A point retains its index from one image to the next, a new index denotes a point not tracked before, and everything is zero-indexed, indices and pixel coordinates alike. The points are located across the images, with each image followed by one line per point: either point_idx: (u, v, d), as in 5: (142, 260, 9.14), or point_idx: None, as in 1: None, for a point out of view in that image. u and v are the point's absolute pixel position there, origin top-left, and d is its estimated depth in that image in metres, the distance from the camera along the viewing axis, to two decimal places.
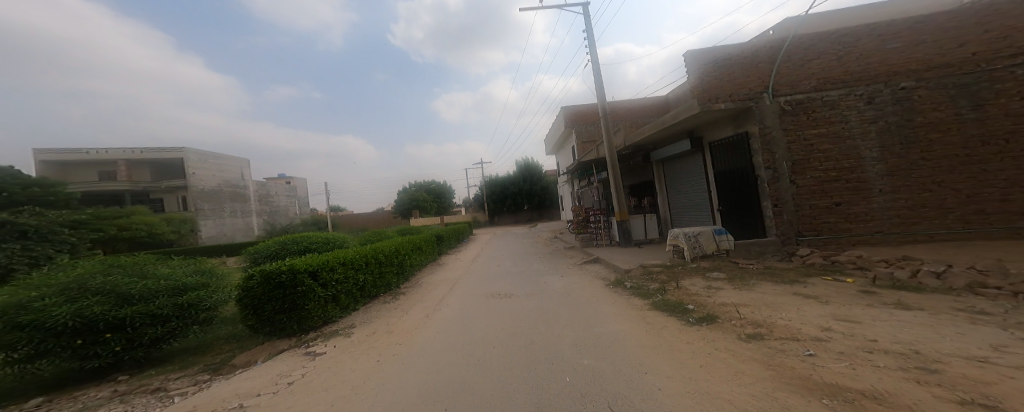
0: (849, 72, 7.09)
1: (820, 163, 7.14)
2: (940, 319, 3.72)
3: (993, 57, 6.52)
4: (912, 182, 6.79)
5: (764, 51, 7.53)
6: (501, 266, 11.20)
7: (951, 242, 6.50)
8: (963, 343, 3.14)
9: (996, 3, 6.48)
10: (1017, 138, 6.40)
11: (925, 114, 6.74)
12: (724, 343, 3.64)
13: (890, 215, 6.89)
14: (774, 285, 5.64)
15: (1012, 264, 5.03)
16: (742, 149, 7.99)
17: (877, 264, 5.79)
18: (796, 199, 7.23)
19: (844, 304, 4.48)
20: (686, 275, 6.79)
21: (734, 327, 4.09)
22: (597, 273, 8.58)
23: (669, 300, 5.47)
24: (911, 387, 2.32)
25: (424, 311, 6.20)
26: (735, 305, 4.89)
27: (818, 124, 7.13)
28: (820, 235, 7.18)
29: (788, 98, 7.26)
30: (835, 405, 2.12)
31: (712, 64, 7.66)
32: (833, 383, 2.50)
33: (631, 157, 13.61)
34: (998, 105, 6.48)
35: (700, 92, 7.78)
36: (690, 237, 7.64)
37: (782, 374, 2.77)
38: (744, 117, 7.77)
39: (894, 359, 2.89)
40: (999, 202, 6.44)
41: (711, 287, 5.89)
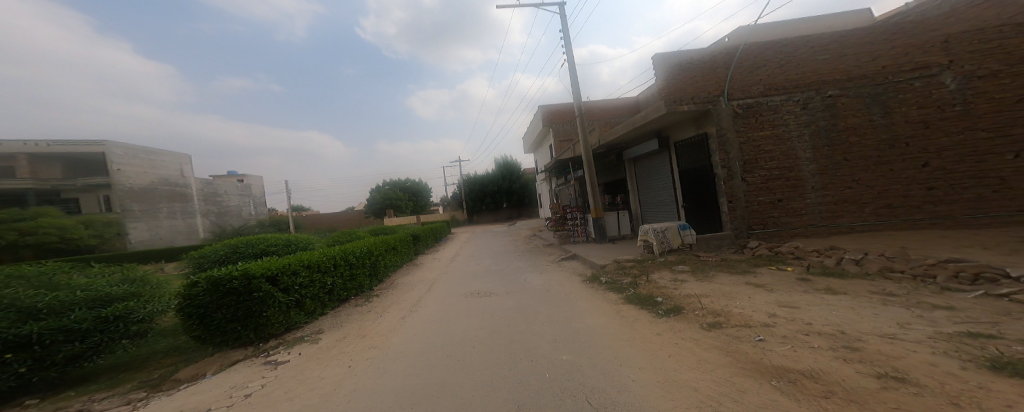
0: (789, 80, 7.79)
1: (765, 162, 7.81)
2: (859, 301, 4.27)
3: (897, 71, 7.44)
4: (837, 180, 7.63)
5: (721, 57, 8.09)
6: (477, 265, 11.14)
7: (867, 233, 7.40)
8: (876, 322, 3.63)
9: (900, 24, 7.46)
10: (915, 141, 7.36)
11: (846, 119, 7.59)
12: (689, 332, 3.94)
13: (821, 210, 7.70)
14: (730, 275, 6.14)
15: (912, 251, 5.85)
16: (703, 149, 8.61)
17: (811, 253, 6.46)
18: (747, 196, 7.86)
19: (786, 291, 4.99)
20: (656, 268, 7.19)
21: (697, 317, 4.43)
22: (574, 270, 8.85)
23: (640, 294, 5.78)
24: (840, 365, 2.68)
25: (400, 313, 6.08)
26: (697, 296, 5.27)
27: (764, 127, 7.81)
28: (766, 228, 7.86)
29: (740, 102, 7.87)
30: (782, 386, 2.40)
31: (676, 69, 8.11)
32: (779, 365, 2.82)
33: (606, 156, 14.00)
34: (901, 113, 7.41)
35: (667, 95, 8.22)
36: (659, 232, 8.01)
37: (738, 360, 3.06)
38: (705, 119, 8.37)
39: (825, 340, 3.30)
40: (903, 197, 7.41)
41: (677, 279, 6.29)
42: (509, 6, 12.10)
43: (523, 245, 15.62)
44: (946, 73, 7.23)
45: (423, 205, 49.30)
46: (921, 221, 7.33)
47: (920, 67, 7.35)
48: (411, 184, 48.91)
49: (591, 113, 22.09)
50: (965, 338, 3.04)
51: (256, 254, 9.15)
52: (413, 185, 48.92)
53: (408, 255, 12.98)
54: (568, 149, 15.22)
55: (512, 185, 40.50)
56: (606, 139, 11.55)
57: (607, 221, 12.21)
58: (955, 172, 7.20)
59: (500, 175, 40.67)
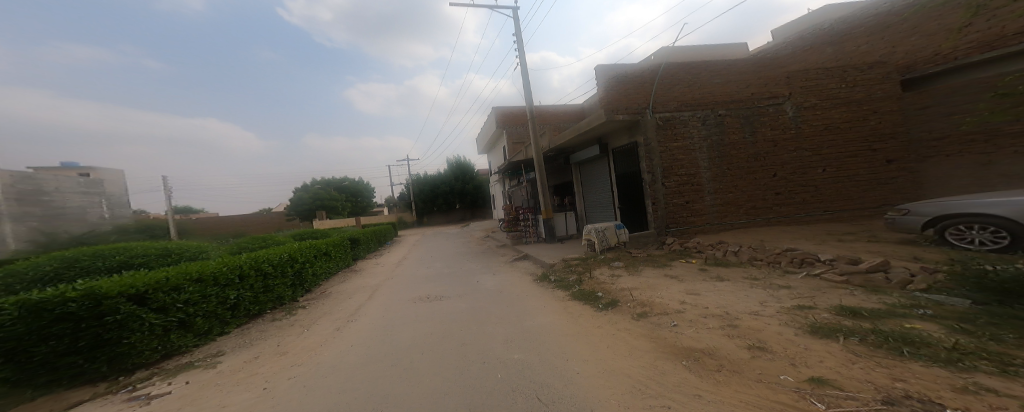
0: (694, 98, 8.98)
1: (677, 169, 8.93)
2: (737, 285, 5.18)
3: (760, 97, 8.99)
4: (725, 186, 9.02)
5: (648, 73, 9.01)
6: (428, 267, 10.42)
7: (740, 230, 8.90)
8: (746, 302, 4.43)
9: (762, 60, 9.21)
10: (766, 156, 9.01)
11: (729, 136, 8.99)
12: (621, 323, 4.33)
13: (715, 210, 9.06)
14: (655, 269, 6.87)
15: (767, 243, 7.28)
16: (632, 156, 9.58)
17: (708, 247, 7.55)
18: (665, 198, 8.91)
19: (692, 280, 5.79)
20: (597, 266, 7.66)
21: (629, 308, 4.88)
22: (525, 269, 8.88)
23: (584, 289, 6.13)
24: (728, 341, 3.25)
25: (337, 320, 5.45)
26: (630, 289, 5.78)
27: (676, 138, 8.92)
28: (680, 226, 8.99)
29: (661, 115, 8.88)
30: (691, 366, 2.83)
31: (613, 80, 8.94)
32: (686, 346, 3.30)
33: (555, 158, 14.42)
34: (762, 133, 9.01)
35: (606, 104, 8.99)
36: (599, 231, 8.63)
37: (659, 344, 3.47)
38: (635, 129, 9.26)
39: (717, 320, 3.92)
40: (762, 200, 9.03)
41: (614, 274, 6.84)
42: (461, 4, 11.98)
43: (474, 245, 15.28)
44: (788, 103, 8.98)
45: (364, 206, 45.04)
46: (772, 218, 9.00)
47: (773, 95, 9.00)
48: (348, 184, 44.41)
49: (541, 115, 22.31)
50: (799, 311, 3.87)
51: (120, 269, 7.22)
52: (350, 184, 44.47)
53: (344, 258, 11.49)
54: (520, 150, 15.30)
55: (464, 184, 39.00)
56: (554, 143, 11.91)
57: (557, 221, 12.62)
58: (788, 181, 9.01)
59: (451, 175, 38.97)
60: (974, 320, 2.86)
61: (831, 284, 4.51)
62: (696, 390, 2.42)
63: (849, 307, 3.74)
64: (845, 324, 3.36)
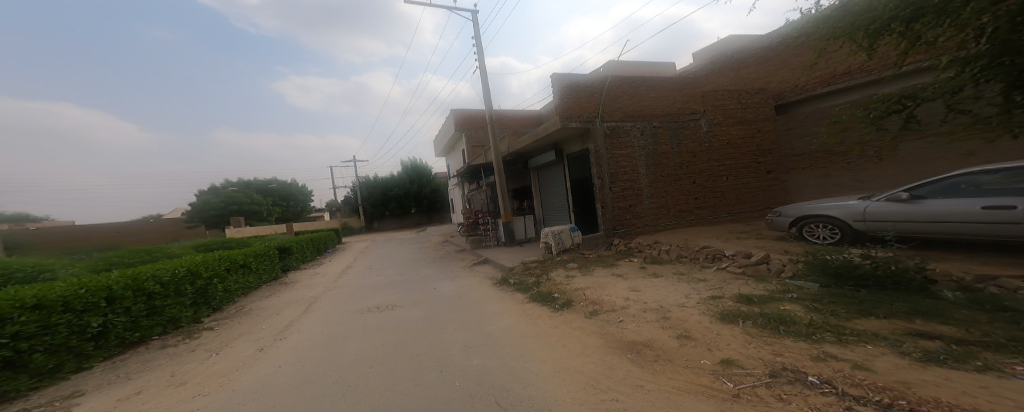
0: (636, 110, 9.63)
1: (622, 175, 9.43)
2: (671, 280, 5.70)
3: (680, 115, 9.90)
4: (662, 190, 9.76)
5: (598, 84, 9.46)
6: (378, 275, 9.76)
7: (672, 231, 9.70)
8: (677, 295, 4.92)
9: (685, 81, 10.38)
10: (685, 166, 9.93)
11: (661, 146, 9.75)
12: (575, 321, 4.51)
13: (653, 213, 9.72)
14: (605, 268, 7.22)
15: (690, 240, 8.19)
16: (583, 162, 9.99)
17: (646, 246, 8.15)
18: (613, 202, 9.32)
19: (634, 278, 6.22)
20: (554, 267, 7.80)
21: (581, 306, 5.06)
22: (485, 273, 8.58)
23: (541, 291, 6.15)
24: (664, 332, 3.62)
25: (261, 338, 4.88)
26: (583, 289, 5.96)
27: (620, 147, 9.40)
28: (627, 228, 9.46)
29: (609, 124, 9.33)
30: (635, 358, 3.12)
31: (568, 89, 9.18)
32: (629, 339, 3.62)
33: (513, 162, 14.23)
34: (686, 145, 9.95)
35: (561, 111, 9.14)
36: (556, 234, 8.85)
37: (608, 339, 3.71)
38: (586, 136, 9.56)
39: (655, 313, 4.30)
40: (686, 203, 9.94)
41: (569, 275, 7.01)
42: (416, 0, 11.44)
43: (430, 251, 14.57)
44: (702, 118, 10.10)
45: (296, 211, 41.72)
46: (695, 220, 9.95)
47: (692, 111, 10.01)
48: (274, 187, 39.93)
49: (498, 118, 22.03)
50: (711, 301, 4.41)
51: None
52: (278, 187, 39.95)
53: (266, 272, 9.95)
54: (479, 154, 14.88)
55: (421, 188, 37.61)
56: (512, 147, 11.84)
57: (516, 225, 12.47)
58: (705, 187, 10.06)
59: (406, 178, 37.46)
60: (820, 299, 3.58)
61: (732, 275, 5.26)
62: (639, 381, 2.69)
63: (743, 294, 4.38)
64: (742, 310, 3.91)
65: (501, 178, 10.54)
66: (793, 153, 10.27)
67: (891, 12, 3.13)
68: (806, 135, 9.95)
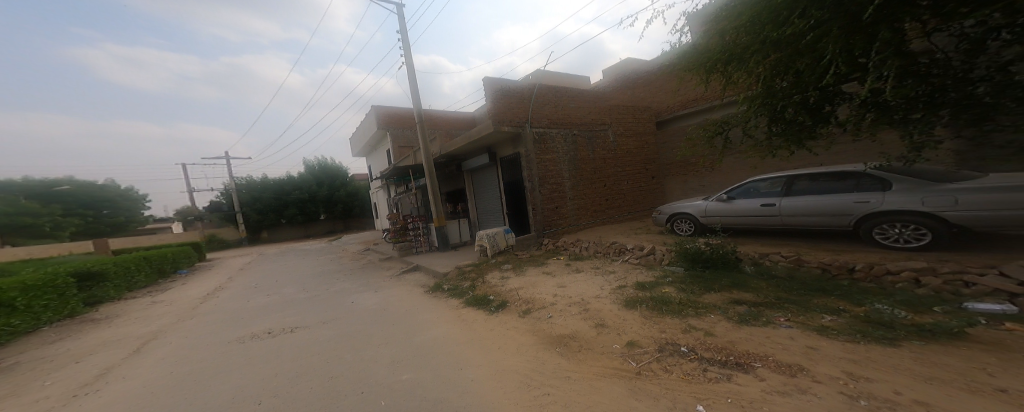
0: (559, 118, 10.28)
1: (549, 178, 9.93)
2: (592, 274, 6.10)
3: (595, 124, 10.96)
4: (582, 192, 10.58)
5: (527, 91, 9.84)
6: (273, 294, 8.03)
7: (591, 229, 10.54)
8: (596, 286, 5.29)
9: (599, 96, 11.38)
10: (599, 170, 10.97)
11: (580, 152, 10.58)
12: (506, 318, 4.50)
13: (576, 213, 10.45)
14: (536, 266, 7.35)
15: (606, 237, 9.00)
16: (514, 166, 10.20)
17: (570, 244, 8.66)
18: (542, 203, 9.78)
19: (561, 273, 6.48)
20: (489, 269, 7.55)
21: (514, 306, 4.89)
22: (414, 281, 7.96)
23: (476, 295, 5.68)
24: (586, 323, 3.86)
25: (76, 390, 3.49)
26: (517, 289, 5.75)
27: (546, 152, 9.93)
28: (554, 228, 10.00)
29: (536, 130, 9.81)
30: (562, 351, 3.28)
31: (499, 94, 9.38)
32: (556, 332, 3.77)
33: (446, 164, 13.67)
34: (600, 151, 11.02)
35: (493, 114, 9.26)
36: (491, 237, 8.83)
37: (538, 334, 3.81)
38: (517, 141, 9.89)
39: (580, 305, 4.52)
40: (601, 203, 10.95)
41: (504, 277, 6.77)
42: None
43: (350, 262, 13.11)
44: (610, 129, 11.31)
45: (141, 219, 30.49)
46: (608, 218, 11.05)
47: (600, 122, 11.11)
48: (66, 190, 24.19)
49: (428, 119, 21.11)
50: (618, 290, 4.89)
51: None
52: (72, 188, 24.49)
53: (52, 309, 6.40)
54: (409, 154, 13.98)
55: (335, 191, 34.26)
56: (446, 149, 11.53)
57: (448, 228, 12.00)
58: (614, 190, 11.26)
59: (313, 180, 33.60)
60: (695, 282, 4.31)
61: (632, 265, 6.13)
62: (565, 372, 2.86)
63: (639, 282, 5.02)
64: (639, 296, 4.44)
65: (433, 179, 10.31)
66: (666, 163, 12.27)
67: (721, 56, 4.18)
68: (671, 149, 12.09)
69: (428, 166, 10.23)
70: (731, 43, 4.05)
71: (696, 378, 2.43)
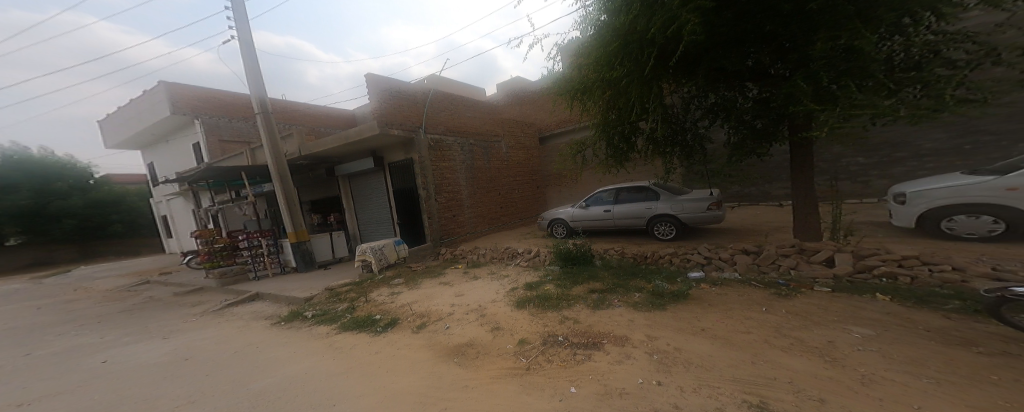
0: (455, 126, 10.37)
1: (445, 187, 9.84)
2: (488, 280, 6.27)
3: (490, 135, 11.48)
4: (479, 202, 10.88)
5: (420, 96, 9.57)
6: (33, 338, 5.50)
7: (488, 236, 10.85)
8: (490, 292, 5.52)
9: (493, 109, 11.93)
10: (494, 179, 11.49)
11: (477, 161, 10.89)
12: (397, 336, 4.19)
13: (473, 221, 10.65)
14: (430, 279, 7.06)
15: (501, 243, 9.42)
16: (408, 172, 9.58)
17: (469, 252, 8.69)
18: (438, 212, 9.59)
19: (458, 283, 6.47)
20: (375, 288, 6.79)
21: (408, 322, 4.62)
22: (254, 312, 6.05)
23: (357, 317, 5.01)
24: (484, 329, 3.97)
25: None
26: (410, 303, 5.46)
27: (442, 160, 9.82)
28: (451, 237, 9.92)
29: (432, 137, 9.63)
30: (459, 361, 3.26)
31: (388, 95, 8.77)
32: (453, 343, 3.73)
33: (311, 165, 11.26)
34: (495, 162, 11.59)
35: (379, 116, 8.58)
36: (376, 250, 8.00)
37: (432, 347, 3.70)
38: (409, 146, 9.36)
39: (476, 313, 4.58)
40: (497, 211, 11.48)
41: (393, 292, 6.29)
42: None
43: (93, 305, 7.94)
44: (503, 141, 12.02)
45: None
46: (501, 225, 11.60)
47: (494, 135, 11.67)
48: None
49: (283, 116, 16.34)
50: (511, 293, 5.21)
51: None
52: None
53: None
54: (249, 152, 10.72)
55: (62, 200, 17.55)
56: (313, 149, 9.81)
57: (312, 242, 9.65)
58: (508, 198, 11.96)
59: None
60: (575, 279, 4.93)
61: (522, 268, 6.62)
62: (463, 381, 2.84)
63: (529, 283, 5.45)
64: (527, 295, 4.84)
65: (281, 185, 8.14)
66: (548, 175, 13.69)
67: (578, 86, 5.03)
68: (551, 162, 13.60)
69: (273, 169, 8.10)
70: (584, 77, 4.94)
71: (570, 363, 2.82)
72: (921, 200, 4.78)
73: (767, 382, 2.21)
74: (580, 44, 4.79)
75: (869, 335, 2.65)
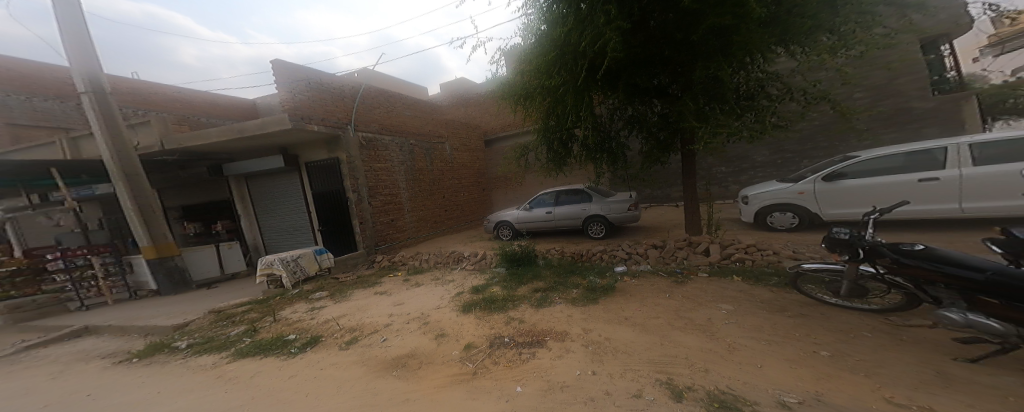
0: (391, 125, 9.86)
1: (381, 189, 9.20)
2: (430, 287, 6.07)
3: (431, 136, 11.21)
4: (421, 206, 10.47)
5: (348, 90, 8.81)
6: None
7: (429, 241, 10.48)
8: (433, 299, 5.36)
9: (433, 109, 11.60)
10: (437, 182, 11.21)
11: (417, 162, 10.52)
12: (321, 355, 3.75)
13: (414, 226, 10.19)
14: (361, 290, 6.47)
15: (445, 248, 9.24)
16: (334, 173, 8.56)
17: (409, 258, 8.23)
18: (373, 217, 8.91)
19: (396, 292, 6.13)
20: (287, 305, 5.83)
21: (336, 339, 4.18)
22: (86, 353, 4.54)
23: (260, 341, 4.25)
24: (425, 339, 3.84)
25: None
26: (335, 319, 4.94)
27: (378, 160, 9.24)
28: (387, 243, 9.31)
29: (364, 135, 8.95)
30: (400, 374, 3.10)
31: (306, 86, 7.70)
32: (392, 356, 3.52)
33: (184, 162, 8.72)
34: (438, 164, 11.33)
35: (292, 109, 7.32)
36: (289, 262, 7.01)
37: (366, 362, 3.47)
38: (335, 144, 8.44)
39: (416, 323, 4.39)
40: (441, 214, 11.25)
41: (313, 308, 5.52)
42: None
43: None
44: (446, 143, 11.83)
45: None
46: (444, 229, 11.29)
47: (437, 138, 11.43)
48: None
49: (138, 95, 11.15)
50: (456, 298, 5.13)
51: None
52: None
53: None
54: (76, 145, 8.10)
55: None
56: (180, 143, 7.53)
57: (189, 258, 7.77)
58: (452, 201, 11.80)
59: None
60: (519, 279, 5.05)
61: (468, 272, 6.59)
62: (404, 395, 2.73)
63: (475, 286, 5.43)
64: (472, 299, 4.83)
65: (128, 188, 6.42)
66: (493, 177, 13.84)
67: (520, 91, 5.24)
68: (496, 164, 13.79)
69: (114, 166, 6.33)
70: (524, 83, 5.19)
71: (516, 363, 2.89)
72: (754, 201, 6.04)
73: (688, 369, 2.43)
74: (523, 51, 4.98)
75: (761, 318, 3.10)
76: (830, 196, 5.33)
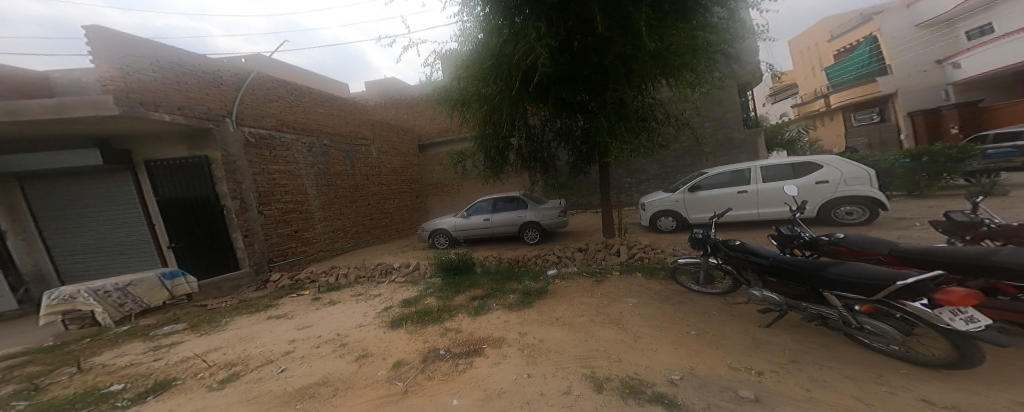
0: (297, 122, 8.34)
1: (280, 196, 7.54)
2: (351, 304, 5.35)
3: (353, 138, 10.19)
4: (338, 216, 9.13)
5: (229, 74, 6.93)
6: None
7: (348, 254, 9.16)
8: (354, 316, 4.72)
9: (354, 108, 10.56)
10: (360, 188, 10.15)
11: (335, 166, 9.30)
12: (183, 399, 2.83)
13: (326, 238, 8.65)
14: (247, 316, 5.11)
15: (370, 260, 8.35)
16: (196, 175, 6.38)
17: (319, 275, 6.87)
18: (264, 230, 7.10)
19: (302, 313, 5.13)
20: (117, 345, 4.17)
21: (200, 381, 3.14)
22: None
23: (51, 402, 2.90)
24: (341, 362, 3.26)
25: None
26: (200, 355, 3.74)
27: (277, 161, 7.60)
28: (287, 259, 7.55)
29: (252, 130, 7.18)
30: (306, 407, 2.53)
31: (151, 64, 5.58)
32: (293, 388, 2.85)
33: None
34: (360, 168, 10.28)
35: (125, 91, 5.11)
36: (106, 293, 4.86)
37: (253, 398, 2.74)
38: (201, 139, 6.38)
39: (328, 346, 3.70)
40: (365, 224, 10.21)
41: (157, 347, 4.03)
42: None
43: None
44: (371, 147, 10.89)
45: None
46: (364, 240, 10.05)
47: (360, 141, 10.47)
48: None
49: None
50: (383, 313, 4.60)
51: None
52: None
53: None
54: None
55: None
56: None
57: None
58: (380, 209, 10.92)
59: None
60: (456, 289, 4.84)
61: (398, 284, 6.10)
62: None
63: (406, 299, 5.02)
64: (403, 313, 4.44)
65: None
66: (427, 184, 13.36)
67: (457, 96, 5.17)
68: (430, 171, 13.30)
69: None
70: (460, 90, 5.14)
71: (452, 375, 2.72)
72: (648, 207, 6.81)
73: (630, 372, 2.38)
74: (460, 56, 4.91)
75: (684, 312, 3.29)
76: (692, 203, 6.35)
